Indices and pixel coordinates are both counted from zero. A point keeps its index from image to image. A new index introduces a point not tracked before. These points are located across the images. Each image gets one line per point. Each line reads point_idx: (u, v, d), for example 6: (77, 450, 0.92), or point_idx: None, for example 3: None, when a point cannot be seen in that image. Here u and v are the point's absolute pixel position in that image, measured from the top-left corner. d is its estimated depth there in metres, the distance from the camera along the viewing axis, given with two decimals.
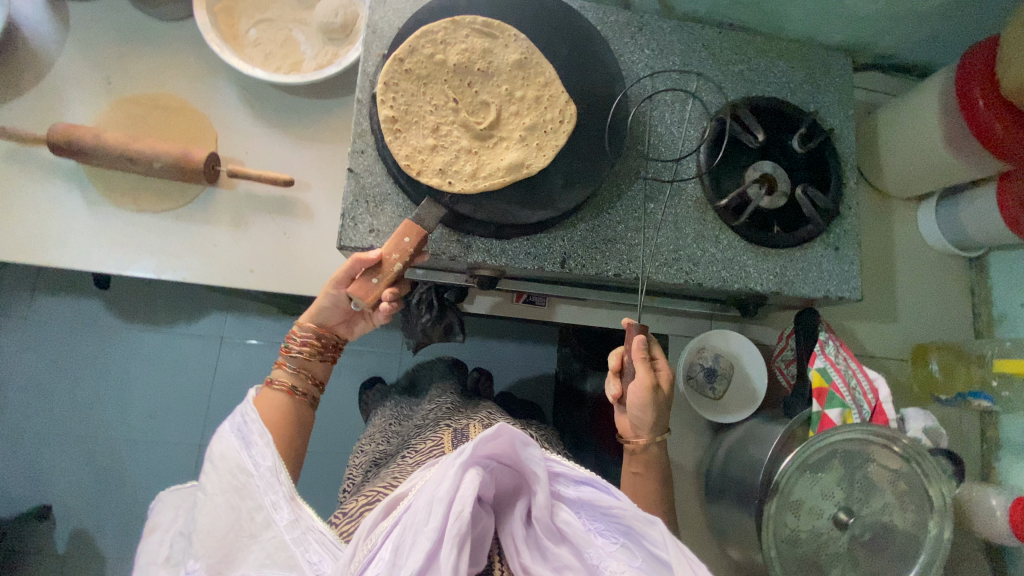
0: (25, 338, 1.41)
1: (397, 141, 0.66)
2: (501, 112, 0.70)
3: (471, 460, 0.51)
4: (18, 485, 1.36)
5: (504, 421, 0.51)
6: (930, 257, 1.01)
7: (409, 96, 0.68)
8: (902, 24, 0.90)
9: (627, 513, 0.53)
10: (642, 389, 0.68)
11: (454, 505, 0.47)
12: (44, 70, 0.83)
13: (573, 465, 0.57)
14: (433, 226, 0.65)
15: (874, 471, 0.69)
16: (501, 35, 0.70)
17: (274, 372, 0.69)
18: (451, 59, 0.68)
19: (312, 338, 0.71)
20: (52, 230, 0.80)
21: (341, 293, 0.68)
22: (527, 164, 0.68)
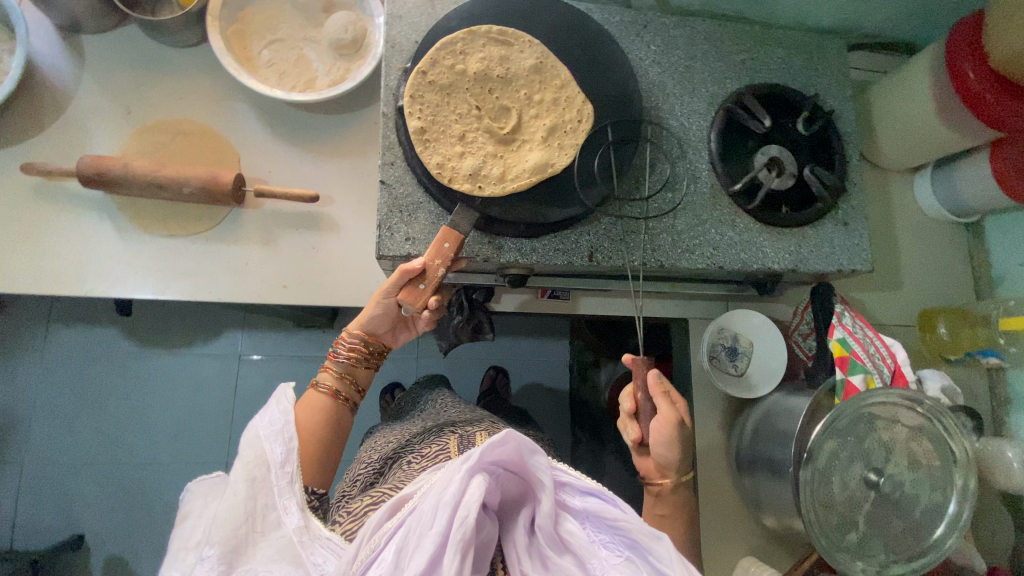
0: (43, 371, 1.41)
1: (428, 150, 0.69)
2: (522, 116, 0.73)
3: (478, 466, 0.51)
4: (48, 518, 1.36)
5: (512, 427, 0.51)
6: (928, 225, 1.06)
7: (434, 109, 0.70)
8: (889, 4, 0.94)
9: (634, 527, 0.52)
10: (665, 424, 0.66)
11: (458, 511, 0.47)
12: (64, 104, 0.84)
13: (580, 475, 0.58)
14: (467, 229, 0.68)
15: (900, 432, 0.72)
16: (516, 42, 0.72)
17: (321, 375, 0.72)
18: (471, 68, 0.71)
19: (360, 344, 0.73)
20: (85, 260, 0.81)
21: (390, 302, 0.70)
22: (550, 165, 0.71)
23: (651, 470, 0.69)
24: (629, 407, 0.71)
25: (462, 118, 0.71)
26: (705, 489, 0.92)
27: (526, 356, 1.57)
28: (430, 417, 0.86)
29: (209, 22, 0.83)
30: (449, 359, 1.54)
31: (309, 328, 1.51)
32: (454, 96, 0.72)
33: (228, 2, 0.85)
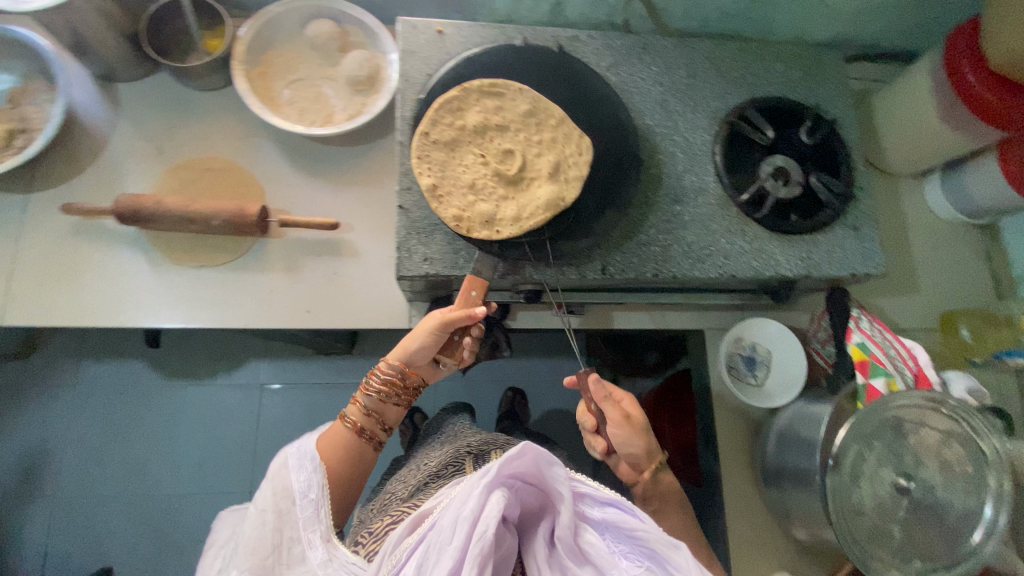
0: (74, 405, 1.45)
1: (443, 205, 0.70)
2: (526, 156, 0.73)
3: (497, 480, 0.54)
4: (78, 551, 1.37)
5: (529, 441, 0.54)
6: (943, 228, 1.06)
7: (440, 162, 0.72)
8: (883, 16, 0.97)
9: (652, 536, 0.54)
10: (614, 428, 0.69)
11: (477, 526, 0.50)
12: (102, 148, 0.90)
13: (600, 486, 0.59)
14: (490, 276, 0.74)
15: (928, 435, 0.71)
16: (507, 89, 0.74)
17: (350, 406, 0.75)
18: (469, 122, 0.72)
19: (394, 377, 0.75)
20: (121, 292, 0.85)
21: (424, 340, 0.73)
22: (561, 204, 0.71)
23: (627, 468, 0.73)
24: (590, 425, 0.72)
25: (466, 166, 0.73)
26: (732, 502, 0.90)
27: (543, 376, 1.57)
28: (449, 441, 0.88)
29: (234, 66, 0.89)
30: (466, 382, 1.54)
31: (329, 356, 1.53)
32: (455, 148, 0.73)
33: (252, 47, 0.91)
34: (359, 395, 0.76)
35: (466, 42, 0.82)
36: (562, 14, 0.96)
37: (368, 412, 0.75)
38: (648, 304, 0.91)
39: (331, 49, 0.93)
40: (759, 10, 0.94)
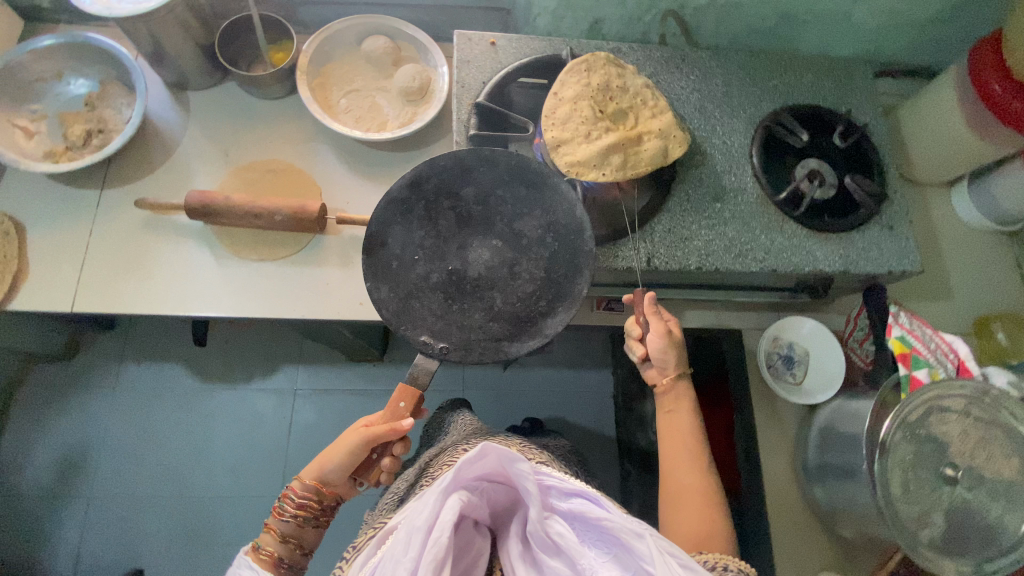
0: (113, 406, 1.49)
1: (558, 151, 0.76)
2: (639, 116, 0.80)
3: (453, 484, 0.56)
4: (109, 551, 1.38)
5: (486, 442, 0.56)
6: (972, 235, 1.08)
7: (396, 271, 0.75)
8: (905, 33, 1.02)
9: (616, 525, 0.54)
10: (658, 335, 0.75)
11: (433, 532, 0.52)
12: (172, 149, 0.97)
13: (564, 477, 0.59)
14: (426, 382, 0.72)
15: (973, 425, 0.72)
16: (624, 74, 0.82)
17: (263, 537, 0.68)
18: (595, 81, 0.79)
19: (310, 498, 0.69)
20: (186, 283, 0.90)
21: (343, 458, 0.68)
22: (515, 266, 0.77)
23: (655, 377, 0.77)
24: (636, 332, 0.77)
25: (424, 264, 0.76)
26: (773, 500, 0.91)
27: (571, 387, 1.58)
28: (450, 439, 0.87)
29: (298, 76, 0.96)
30: (495, 391, 1.56)
31: (360, 362, 1.57)
32: (411, 247, 0.76)
33: (313, 60, 0.99)
34: (272, 520, 0.69)
35: (516, 53, 0.88)
36: (600, 31, 1.03)
37: (284, 538, 0.68)
38: (689, 300, 0.95)
39: (385, 62, 1.00)
40: (786, 28, 1.01)
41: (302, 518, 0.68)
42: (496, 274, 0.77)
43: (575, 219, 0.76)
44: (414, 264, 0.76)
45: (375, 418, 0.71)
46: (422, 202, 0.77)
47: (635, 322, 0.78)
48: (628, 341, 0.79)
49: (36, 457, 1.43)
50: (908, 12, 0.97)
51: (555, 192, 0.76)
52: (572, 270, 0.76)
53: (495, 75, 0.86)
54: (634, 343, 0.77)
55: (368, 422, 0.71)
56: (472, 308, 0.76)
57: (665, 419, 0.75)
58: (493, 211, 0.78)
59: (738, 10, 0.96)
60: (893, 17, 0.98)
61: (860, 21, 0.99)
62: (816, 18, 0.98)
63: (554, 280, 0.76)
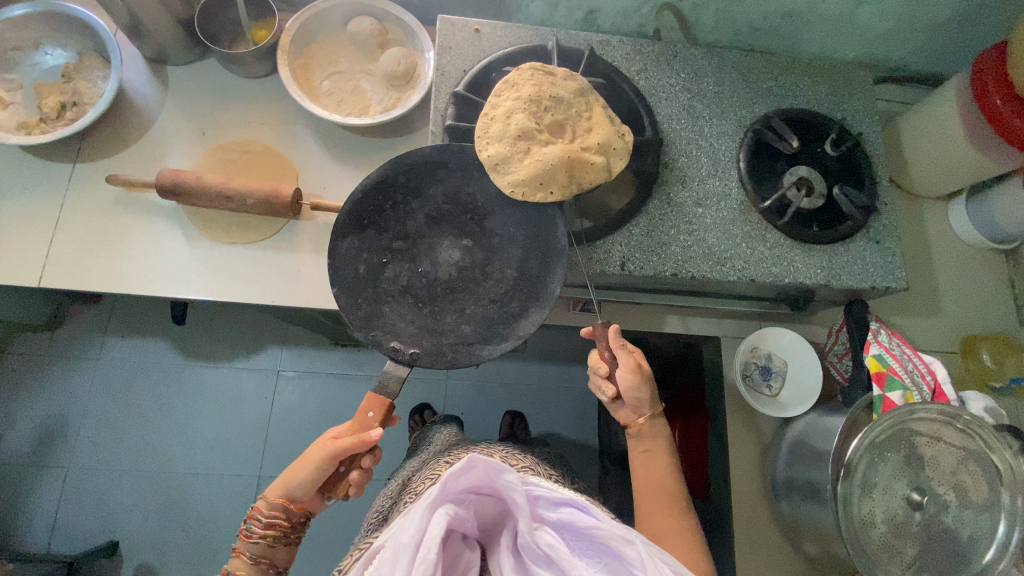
0: (94, 379, 1.49)
1: (499, 170, 0.71)
2: (581, 123, 0.75)
3: (440, 497, 0.51)
4: (86, 522, 1.40)
5: (473, 453, 0.51)
6: (967, 252, 1.04)
7: (363, 274, 0.73)
8: (911, 39, 0.98)
9: (606, 533, 0.50)
10: (627, 371, 0.72)
11: (420, 550, 0.47)
12: (148, 125, 0.95)
13: (553, 485, 0.54)
14: (396, 390, 0.69)
15: (941, 449, 0.70)
16: (563, 74, 0.76)
17: (234, 559, 0.67)
18: (525, 93, 0.73)
19: (279, 517, 0.67)
20: (156, 264, 0.89)
21: (310, 475, 0.66)
22: (487, 267, 0.75)
23: (628, 416, 0.75)
24: (603, 371, 0.74)
25: (393, 266, 0.75)
26: (738, 512, 0.90)
27: (554, 382, 1.57)
28: (433, 451, 0.81)
29: (279, 55, 0.93)
30: (477, 383, 1.55)
31: (343, 347, 1.56)
32: (379, 250, 0.74)
33: (296, 39, 0.96)
34: (241, 543, 0.67)
35: (501, 42, 0.85)
36: (595, 22, 1.00)
37: (255, 559, 0.67)
38: (668, 306, 0.92)
39: (370, 44, 0.97)
40: (788, 27, 0.97)
41: (271, 539, 0.67)
42: (468, 274, 0.75)
43: (550, 219, 0.74)
44: (383, 267, 0.74)
45: (341, 431, 0.68)
46: (389, 202, 0.75)
47: (600, 359, 0.74)
48: (595, 380, 0.75)
49: (16, 425, 1.44)
50: (915, 16, 0.93)
51: None
52: (544, 267, 0.74)
53: (477, 65, 0.83)
54: (602, 382, 0.74)
55: (333, 435, 0.69)
56: (443, 311, 0.74)
57: (640, 458, 0.73)
58: (463, 209, 0.76)
59: (737, 6, 0.93)
60: (900, 21, 0.94)
61: (865, 23, 0.95)
62: (818, 18, 0.94)
63: (527, 280, 0.74)
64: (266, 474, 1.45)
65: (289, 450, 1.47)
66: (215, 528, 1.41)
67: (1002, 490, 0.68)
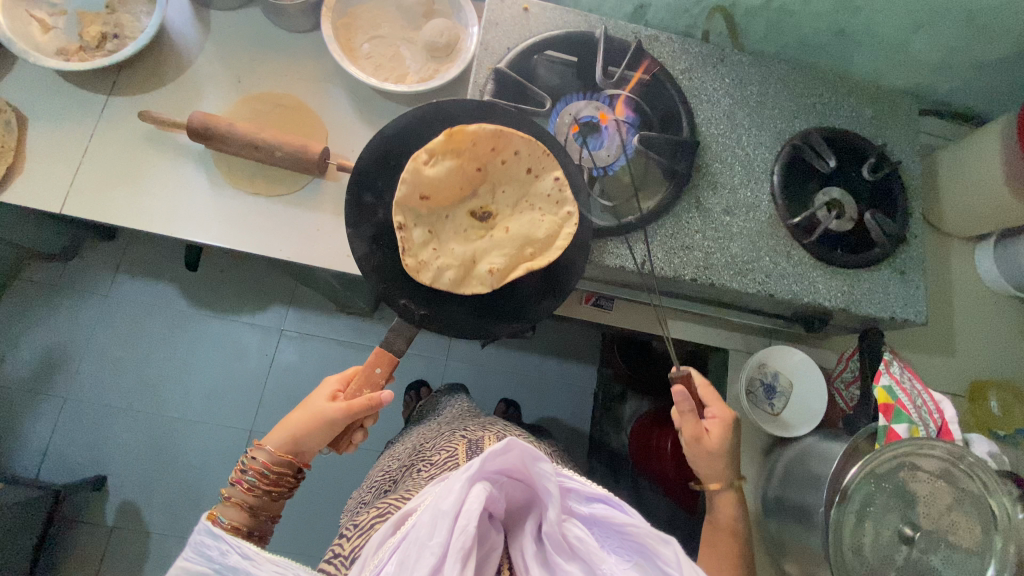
0: (100, 313, 1.50)
1: (455, 209, 0.79)
2: None
3: (479, 473, 0.50)
4: (78, 454, 1.41)
5: (513, 435, 0.50)
6: (988, 296, 1.02)
7: (386, 223, 0.72)
8: (963, 73, 0.96)
9: (641, 531, 0.50)
10: (686, 437, 0.74)
11: (459, 519, 0.46)
12: (185, 65, 0.94)
13: (587, 482, 0.55)
14: (401, 348, 0.70)
15: (940, 487, 0.69)
16: None
17: (225, 508, 0.64)
18: None
19: (280, 471, 0.66)
20: (177, 204, 0.89)
21: (320, 432, 0.66)
22: (473, 254, 0.76)
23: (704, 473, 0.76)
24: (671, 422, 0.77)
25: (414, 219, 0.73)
26: None
27: (552, 376, 1.57)
28: (446, 423, 0.79)
29: (323, 12, 0.92)
30: (476, 366, 1.55)
31: (348, 314, 1.55)
32: (405, 201, 0.73)
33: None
34: (236, 492, 0.65)
35: (549, 24, 0.85)
36: (644, 18, 0.99)
37: (251, 510, 0.65)
38: (683, 310, 0.91)
39: (415, 13, 0.96)
40: (838, 46, 0.95)
41: (270, 490, 0.65)
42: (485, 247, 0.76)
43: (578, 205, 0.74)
44: (405, 219, 0.73)
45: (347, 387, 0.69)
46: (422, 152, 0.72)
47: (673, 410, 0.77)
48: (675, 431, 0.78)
49: (21, 350, 1.46)
50: (971, 49, 0.91)
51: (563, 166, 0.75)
52: (567, 254, 0.74)
53: (521, 44, 0.83)
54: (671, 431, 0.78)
55: (341, 391, 0.70)
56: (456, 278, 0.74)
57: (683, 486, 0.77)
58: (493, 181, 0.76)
59: (791, 18, 0.91)
60: (954, 52, 0.92)
61: (919, 51, 0.93)
62: (871, 40, 0.92)
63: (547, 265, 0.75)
64: (258, 429, 1.46)
65: (284, 410, 1.48)
66: (203, 475, 1.42)
67: (995, 535, 0.67)
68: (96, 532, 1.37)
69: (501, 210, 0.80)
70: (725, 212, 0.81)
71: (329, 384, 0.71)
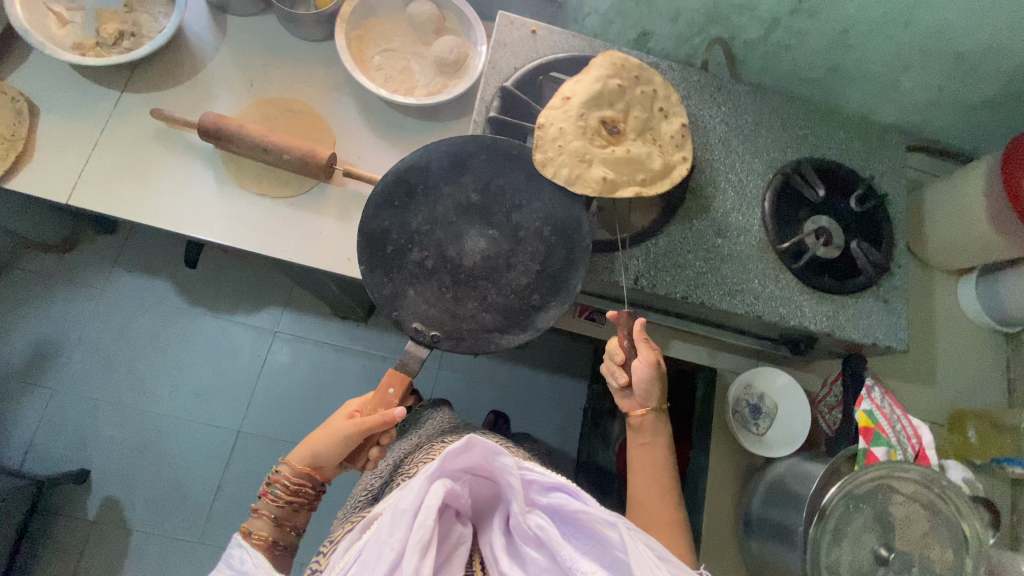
0: (95, 306, 1.50)
1: (586, 112, 0.76)
2: (632, 123, 0.79)
3: (438, 470, 0.51)
4: (63, 446, 1.40)
5: (471, 433, 0.51)
6: (969, 328, 1.05)
7: (391, 255, 0.74)
8: (949, 113, 1.01)
9: (594, 517, 0.51)
10: (644, 363, 0.72)
11: (418, 516, 0.48)
12: (199, 67, 0.97)
13: (546, 470, 0.55)
14: (415, 369, 0.72)
15: (913, 509, 0.71)
16: (596, 66, 0.78)
17: (252, 522, 0.65)
18: (578, 99, 0.76)
19: (302, 485, 0.67)
20: (184, 201, 0.90)
21: (339, 448, 0.66)
22: (587, 154, 0.74)
23: (631, 406, 0.76)
24: (619, 357, 0.75)
25: (418, 249, 0.75)
26: (707, 542, 0.91)
27: (543, 389, 1.58)
28: (426, 435, 0.80)
29: (338, 24, 0.95)
30: (468, 376, 1.56)
31: (343, 318, 1.56)
32: (407, 234, 0.75)
33: (358, 11, 0.98)
34: (263, 504, 0.67)
35: (555, 46, 0.88)
36: (647, 45, 1.03)
37: (276, 522, 0.66)
38: (673, 329, 0.94)
39: (427, 29, 0.99)
40: (831, 81, 0.99)
41: (294, 505, 0.66)
42: (491, 263, 0.76)
43: (574, 216, 0.75)
44: (409, 249, 0.75)
45: (364, 404, 0.70)
46: (420, 187, 0.76)
47: (618, 346, 0.75)
48: (609, 365, 0.76)
49: (12, 339, 1.46)
50: (957, 91, 0.95)
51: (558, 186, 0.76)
52: (568, 264, 0.74)
53: (528, 64, 0.86)
54: (617, 368, 0.75)
55: (359, 409, 0.70)
56: (465, 298, 0.75)
57: (638, 450, 0.74)
58: (492, 201, 0.76)
59: (787, 52, 0.95)
60: (941, 93, 0.96)
61: (908, 90, 0.97)
62: (862, 77, 0.96)
63: (550, 275, 0.75)
64: (246, 429, 1.46)
65: (272, 411, 1.48)
66: (188, 473, 1.41)
67: (966, 557, 0.69)
68: (76, 526, 1.36)
69: (586, 135, 0.75)
70: (717, 235, 0.84)
71: (349, 403, 0.71)
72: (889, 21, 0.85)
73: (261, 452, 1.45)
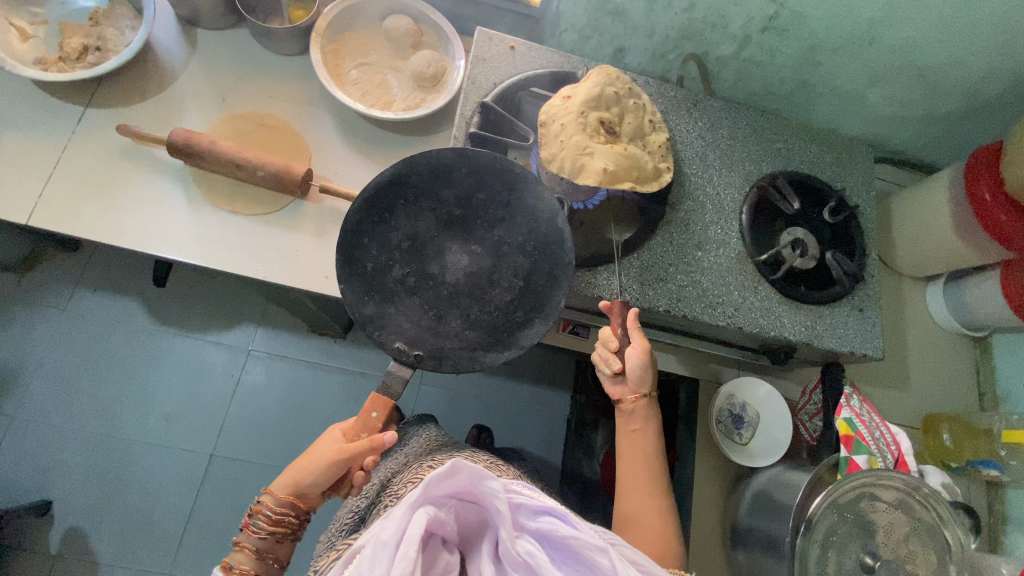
0: (56, 328, 1.43)
1: (586, 109, 0.75)
2: (629, 126, 0.79)
3: (421, 498, 0.49)
4: (21, 478, 1.33)
5: (456, 458, 0.50)
6: (939, 334, 1.09)
7: (371, 273, 0.73)
8: (914, 126, 1.04)
9: (583, 543, 0.50)
10: (639, 350, 0.72)
11: (400, 547, 0.46)
12: (168, 82, 0.94)
13: (535, 494, 0.54)
14: (398, 391, 0.69)
15: (897, 517, 0.72)
16: (595, 73, 0.79)
17: (234, 554, 0.63)
18: (579, 96, 0.76)
19: (285, 515, 0.64)
20: (153, 217, 0.87)
21: (321, 476, 0.64)
22: (589, 146, 0.73)
23: (622, 394, 0.73)
24: (613, 344, 0.73)
25: (399, 267, 0.74)
26: (695, 555, 0.91)
27: (526, 403, 1.57)
28: (411, 454, 0.78)
29: (313, 37, 0.94)
30: (450, 391, 1.54)
31: (320, 335, 1.53)
32: (389, 250, 0.74)
33: (333, 25, 0.97)
34: (245, 536, 0.64)
35: (533, 62, 0.88)
36: (623, 61, 1.04)
37: (258, 555, 0.63)
38: (655, 341, 0.94)
39: (404, 44, 0.98)
40: (801, 96, 1.02)
41: (277, 536, 0.64)
42: (474, 279, 0.75)
43: (556, 231, 0.72)
44: (391, 267, 0.74)
45: (348, 428, 0.67)
46: (399, 201, 0.74)
47: (612, 333, 0.74)
48: (602, 352, 0.74)
49: None
50: (920, 105, 0.99)
51: (537, 199, 0.73)
52: (550, 281, 0.73)
53: (507, 80, 0.86)
54: (609, 354, 0.73)
55: (342, 434, 0.67)
56: (448, 316, 0.74)
57: (629, 436, 0.72)
58: (473, 215, 0.75)
59: (759, 68, 0.98)
60: (905, 108, 1.00)
61: (874, 104, 1.00)
62: (830, 92, 0.99)
63: (533, 292, 0.74)
64: (219, 453, 1.40)
65: (247, 433, 1.43)
66: (157, 501, 1.35)
67: (949, 563, 0.69)
68: (36, 562, 1.29)
69: (589, 129, 0.74)
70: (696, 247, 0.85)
71: (333, 429, 0.69)
72: (856, 39, 0.88)
73: (235, 477, 1.39)
